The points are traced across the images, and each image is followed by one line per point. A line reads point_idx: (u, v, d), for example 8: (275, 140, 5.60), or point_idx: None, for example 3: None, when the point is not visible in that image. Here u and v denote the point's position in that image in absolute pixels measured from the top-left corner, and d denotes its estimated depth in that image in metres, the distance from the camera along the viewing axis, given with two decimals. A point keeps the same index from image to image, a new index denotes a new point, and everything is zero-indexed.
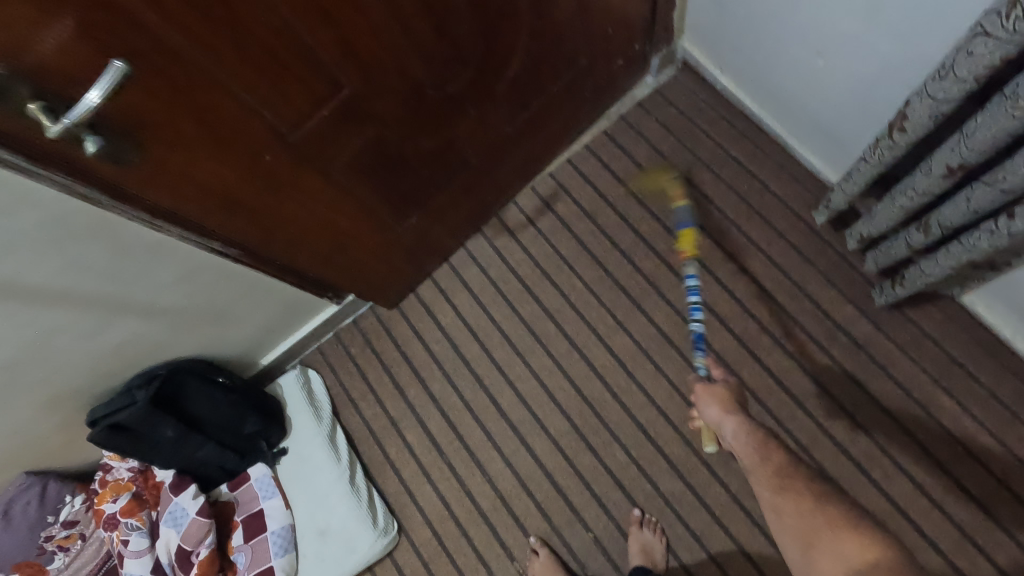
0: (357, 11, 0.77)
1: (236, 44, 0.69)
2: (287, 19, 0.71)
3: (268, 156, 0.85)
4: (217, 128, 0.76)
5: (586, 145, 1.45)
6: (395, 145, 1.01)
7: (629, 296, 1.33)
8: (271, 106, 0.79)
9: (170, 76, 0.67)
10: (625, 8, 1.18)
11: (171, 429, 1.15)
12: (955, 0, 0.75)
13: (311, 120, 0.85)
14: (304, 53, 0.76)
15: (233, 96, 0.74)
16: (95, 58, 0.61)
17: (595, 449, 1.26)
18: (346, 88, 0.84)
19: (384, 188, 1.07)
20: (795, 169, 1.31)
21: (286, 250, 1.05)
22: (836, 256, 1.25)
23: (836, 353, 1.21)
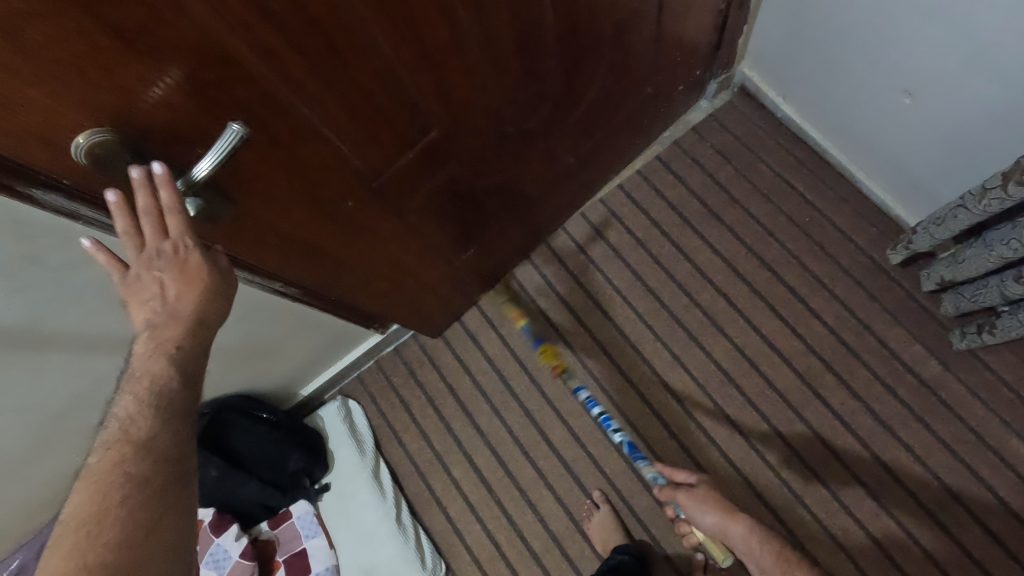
0: (455, 50, 0.72)
1: (336, 91, 0.64)
2: (389, 63, 0.66)
3: (351, 202, 0.81)
4: (308, 176, 0.72)
5: (638, 170, 1.41)
6: (467, 182, 0.97)
7: (686, 330, 1.29)
8: (361, 149, 0.74)
9: (270, 128, 0.62)
10: (695, 36, 1.13)
11: (215, 468, 1.14)
12: None
13: (396, 162, 0.81)
14: (400, 96, 0.71)
15: (329, 144, 0.70)
16: (203, 114, 0.56)
17: (653, 490, 1.22)
18: (434, 129, 0.80)
19: (450, 223, 1.03)
20: (859, 201, 1.27)
21: (347, 291, 1.00)
22: (903, 293, 1.21)
23: (904, 395, 1.17)
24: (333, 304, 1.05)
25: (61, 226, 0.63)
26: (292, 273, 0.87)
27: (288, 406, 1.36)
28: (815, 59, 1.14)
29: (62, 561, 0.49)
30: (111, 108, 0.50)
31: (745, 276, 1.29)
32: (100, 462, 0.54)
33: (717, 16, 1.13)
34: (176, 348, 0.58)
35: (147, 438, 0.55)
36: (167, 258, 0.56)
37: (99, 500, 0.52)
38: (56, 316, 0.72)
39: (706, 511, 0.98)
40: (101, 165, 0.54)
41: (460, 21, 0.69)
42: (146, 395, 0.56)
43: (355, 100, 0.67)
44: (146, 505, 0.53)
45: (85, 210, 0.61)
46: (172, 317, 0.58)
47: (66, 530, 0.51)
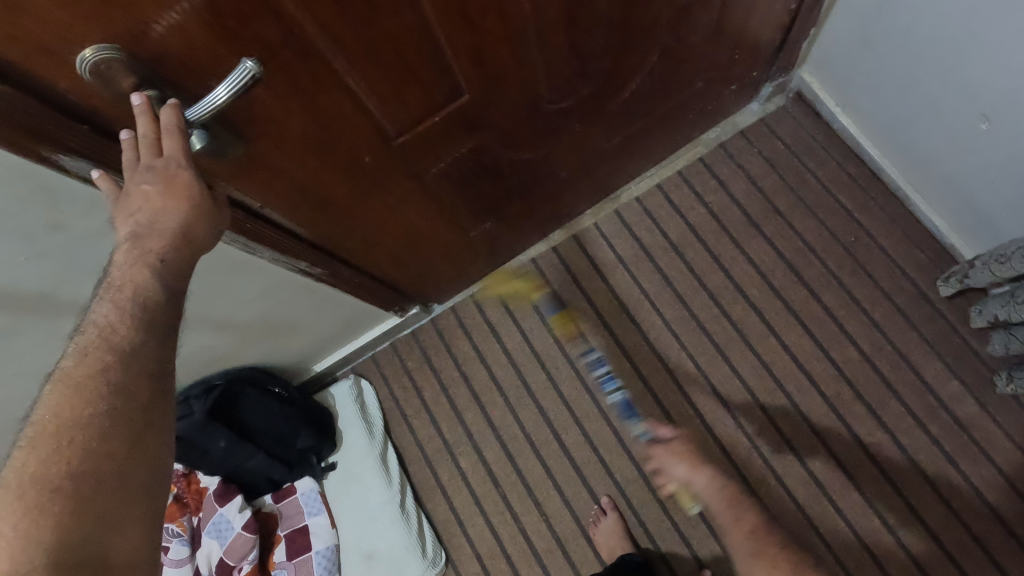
0: (500, 14, 0.64)
1: (364, 36, 0.56)
2: (424, 14, 0.58)
3: (368, 157, 0.73)
4: (327, 127, 0.64)
5: (678, 171, 1.35)
6: (494, 154, 0.90)
7: (714, 342, 1.25)
8: (387, 108, 0.67)
9: (291, 72, 0.55)
10: (759, 33, 1.06)
11: (224, 440, 1.10)
12: None
13: (420, 126, 0.73)
14: (435, 55, 0.64)
15: (352, 95, 0.62)
16: (224, 48, 0.50)
17: (663, 502, 1.19)
18: (466, 93, 0.72)
19: (471, 193, 0.97)
20: (910, 225, 1.21)
21: (359, 253, 0.95)
22: (945, 325, 1.16)
23: (935, 431, 1.12)
24: (356, 275, 1.01)
25: (82, 190, 0.59)
26: (315, 233, 0.83)
27: (299, 380, 1.34)
28: (884, 67, 1.06)
29: (35, 471, 0.42)
30: (121, 25, 0.44)
31: (781, 292, 1.24)
32: (77, 367, 0.46)
33: (786, 16, 1.06)
34: (160, 260, 0.50)
35: (134, 350, 0.48)
36: (157, 172, 0.50)
37: (82, 408, 0.45)
38: (32, 280, 0.66)
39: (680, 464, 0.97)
40: (106, 86, 0.48)
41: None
42: (129, 304, 0.48)
43: (384, 51, 0.59)
44: (132, 420, 0.46)
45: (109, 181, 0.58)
46: (156, 229, 0.50)
47: (37, 437, 0.44)
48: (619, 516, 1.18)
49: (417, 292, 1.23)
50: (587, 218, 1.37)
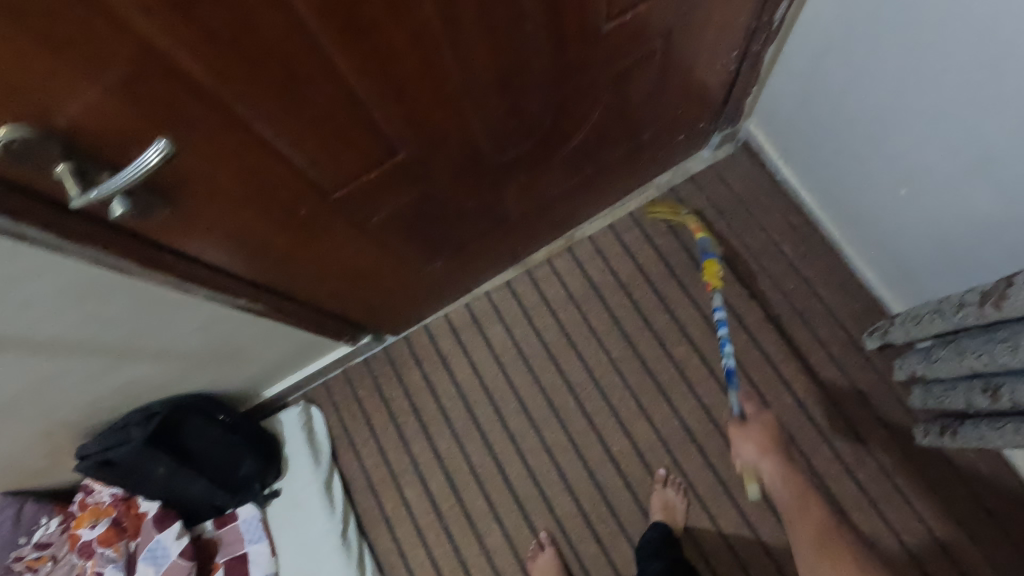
0: (433, 87, 0.66)
1: (289, 107, 0.58)
2: (351, 87, 0.59)
3: (303, 211, 0.75)
4: (257, 184, 0.65)
5: (630, 212, 1.39)
6: (437, 201, 0.92)
7: (657, 382, 1.28)
8: (320, 167, 0.68)
9: (217, 141, 0.57)
10: (703, 91, 1.11)
11: (163, 467, 1.10)
12: None
13: (356, 180, 0.74)
14: (366, 121, 0.65)
15: (283, 159, 0.64)
16: (142, 121, 0.51)
17: (599, 538, 1.22)
18: (401, 151, 0.74)
19: (416, 238, 0.99)
20: (847, 276, 1.26)
21: (302, 290, 0.96)
22: (875, 374, 1.21)
23: (862, 477, 1.16)
24: (300, 309, 1.02)
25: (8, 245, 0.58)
26: (253, 274, 0.84)
27: (246, 407, 1.34)
28: (819, 130, 1.12)
29: None
30: (32, 104, 0.45)
31: None
32: None
33: (729, 76, 1.10)
34: None
35: None
36: None
37: None
38: None
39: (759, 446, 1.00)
40: (20, 160, 0.49)
41: (439, 61, 0.63)
42: None
43: (311, 119, 0.61)
44: None
45: (33, 230, 0.57)
46: None
47: None
48: (557, 551, 1.20)
49: (368, 324, 1.24)
50: (541, 254, 1.40)
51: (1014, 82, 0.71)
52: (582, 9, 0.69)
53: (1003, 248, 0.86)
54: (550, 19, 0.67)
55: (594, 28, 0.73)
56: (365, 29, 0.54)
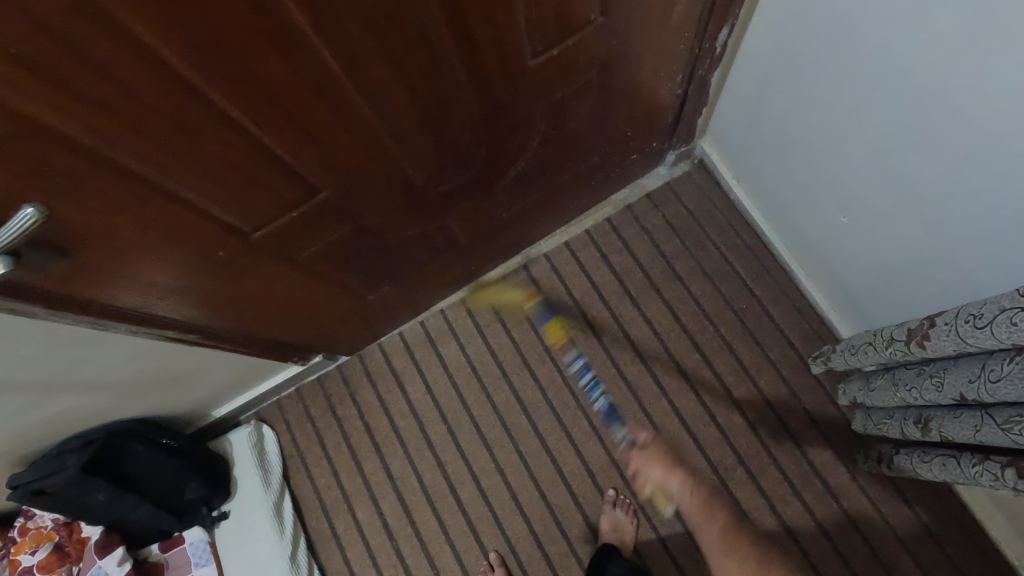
0: (349, 130, 0.65)
1: (189, 160, 0.56)
2: (257, 136, 0.58)
3: (223, 252, 0.73)
4: (167, 234, 0.64)
5: (586, 229, 1.39)
6: (374, 233, 0.90)
7: (610, 402, 1.28)
8: (234, 211, 0.67)
9: (111, 195, 0.54)
10: (651, 114, 1.10)
11: (104, 493, 1.07)
12: (1010, 239, 0.72)
13: (277, 220, 0.73)
14: (278, 165, 0.64)
15: (191, 206, 0.62)
16: (19, 187, 0.48)
17: (550, 559, 1.22)
18: (324, 192, 0.73)
19: (356, 267, 0.98)
20: (797, 297, 1.26)
21: (238, 322, 0.94)
22: (824, 395, 1.22)
23: (809, 499, 1.17)
24: (238, 339, 1.01)
25: None
26: (180, 312, 0.82)
27: (193, 429, 1.31)
28: (767, 153, 1.12)
29: None
30: None
31: (675, 355, 1.28)
32: None
33: (676, 99, 1.10)
34: None
35: None
36: None
37: None
38: None
39: None
40: None
41: (350, 107, 0.62)
42: None
43: (217, 169, 0.59)
44: None
45: None
46: None
47: None
48: (506, 572, 1.20)
49: (317, 347, 1.23)
50: (496, 272, 1.39)
51: (943, 118, 0.72)
52: (503, 49, 0.68)
53: (937, 279, 0.87)
54: (469, 60, 0.67)
55: (519, 64, 0.73)
56: (260, 81, 0.52)
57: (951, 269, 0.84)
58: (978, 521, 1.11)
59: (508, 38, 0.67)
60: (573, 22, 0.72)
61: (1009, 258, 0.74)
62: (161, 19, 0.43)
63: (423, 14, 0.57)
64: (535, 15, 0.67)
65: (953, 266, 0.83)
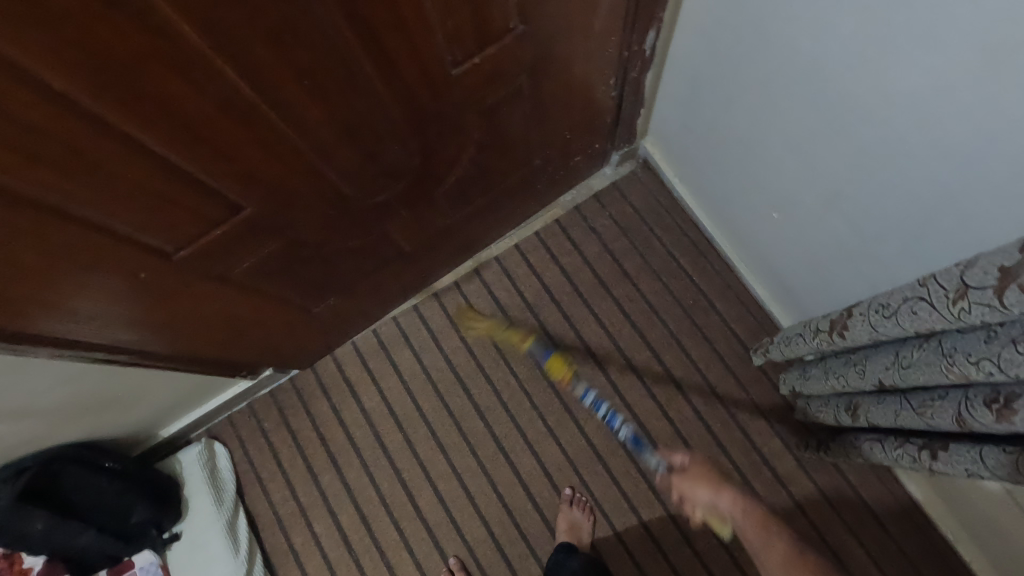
0: (265, 144, 0.65)
1: (89, 181, 0.55)
2: (165, 154, 0.58)
3: (146, 273, 0.71)
4: (78, 258, 0.62)
5: (536, 232, 1.39)
6: (310, 246, 0.89)
7: (564, 402, 1.29)
8: (151, 231, 0.66)
9: (10, 223, 0.53)
10: (589, 116, 1.12)
11: (41, 521, 1.04)
12: (920, 230, 0.75)
13: (201, 239, 0.72)
14: (192, 182, 0.63)
15: (101, 228, 0.61)
16: None
17: (510, 562, 1.22)
18: (248, 208, 0.72)
19: (295, 280, 0.96)
20: (741, 290, 1.30)
21: (175, 343, 0.92)
22: (769, 386, 1.25)
23: (759, 487, 1.20)
24: (178, 359, 0.98)
25: None
26: (106, 336, 0.80)
27: (142, 450, 1.28)
28: (704, 152, 1.15)
29: None
30: None
31: (626, 353, 1.30)
32: None
33: (612, 101, 1.12)
34: None
35: None
36: None
37: None
38: None
39: (698, 489, 0.93)
40: None
41: (261, 121, 0.61)
42: None
43: (123, 188, 0.58)
44: None
45: None
46: None
47: None
48: None
49: (266, 362, 1.21)
50: (448, 278, 1.39)
51: (852, 116, 0.75)
52: (420, 57, 0.69)
53: (863, 272, 0.90)
54: (384, 69, 0.67)
55: (440, 71, 0.73)
56: (159, 97, 0.52)
57: (874, 261, 0.87)
58: (917, 499, 1.15)
59: (423, 47, 0.67)
60: (492, 29, 0.73)
61: (920, 247, 0.77)
62: (38, 41, 0.42)
63: (328, 26, 0.57)
64: (450, 24, 0.68)
65: (876, 259, 0.86)
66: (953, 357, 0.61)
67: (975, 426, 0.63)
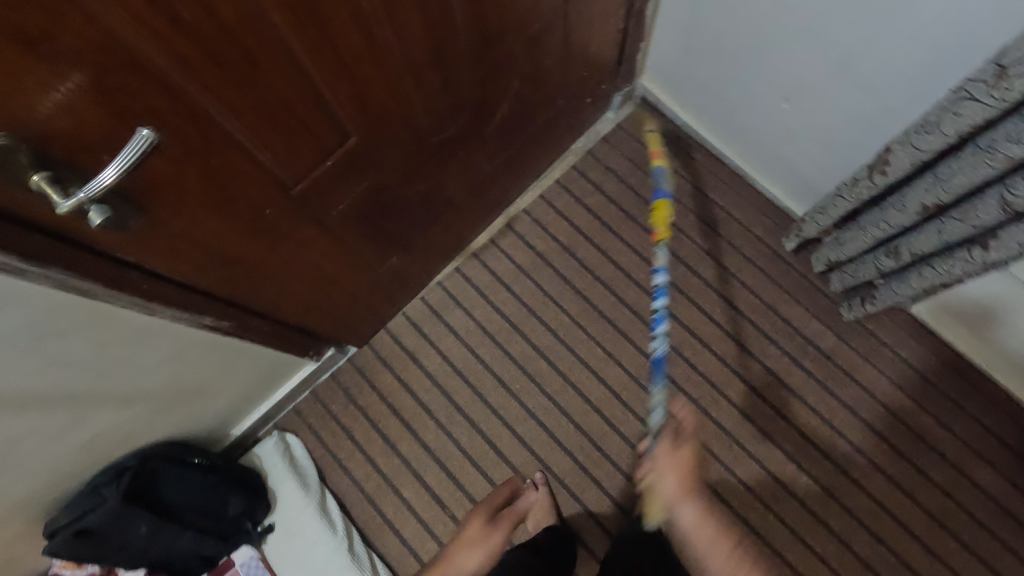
0: (375, 62, 0.70)
1: (250, 96, 0.59)
2: (306, 71, 0.62)
3: (269, 211, 0.74)
4: (225, 187, 0.65)
5: (557, 180, 1.48)
6: (389, 189, 0.94)
7: (616, 326, 1.36)
8: (282, 161, 0.69)
9: (186, 138, 0.57)
10: (601, 53, 1.22)
11: (145, 525, 1.02)
12: (930, 73, 0.86)
13: (315, 173, 0.76)
14: (319, 104, 0.67)
15: (249, 154, 0.65)
16: (115, 121, 0.51)
17: (599, 483, 1.27)
18: (353, 136, 0.76)
19: (373, 230, 1.00)
20: (754, 197, 1.41)
21: (267, 304, 0.94)
22: (798, 275, 1.36)
23: (809, 365, 1.31)
24: (264, 327, 1.00)
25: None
26: (219, 291, 0.82)
27: (218, 450, 1.27)
28: (706, 70, 1.26)
29: None
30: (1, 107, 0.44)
31: None
32: None
33: (619, 36, 1.22)
34: None
35: None
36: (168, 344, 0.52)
37: None
38: None
39: (675, 482, 0.88)
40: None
41: (379, 37, 0.67)
42: None
43: (273, 107, 0.62)
44: None
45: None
46: None
47: None
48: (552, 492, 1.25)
49: (332, 335, 1.22)
50: (483, 237, 1.45)
51: None
52: None
53: (877, 134, 1.01)
54: None
55: None
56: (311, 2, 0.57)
57: (887, 120, 0.98)
58: (951, 345, 1.28)
59: None
60: None
61: (932, 88, 0.88)
62: None
63: None
64: None
65: (889, 116, 0.97)
66: (994, 146, 0.72)
67: (1019, 206, 0.74)
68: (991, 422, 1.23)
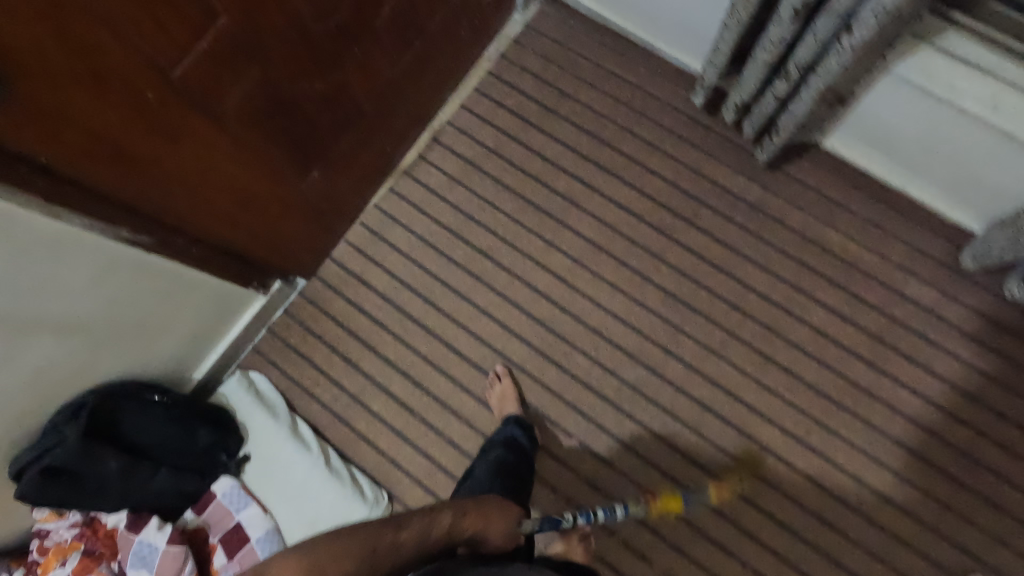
0: None
1: None
2: None
3: (149, 94, 0.77)
4: (87, 57, 0.68)
5: (474, 87, 1.49)
6: (287, 85, 0.96)
7: (552, 215, 1.40)
8: (145, 35, 0.72)
9: None
10: None
11: (115, 462, 1.05)
12: None
13: (190, 54, 0.78)
14: None
15: (103, 20, 0.68)
16: None
17: (558, 363, 1.32)
18: (223, 14, 0.79)
19: (283, 135, 1.01)
20: (666, 70, 1.44)
21: (184, 216, 0.96)
22: (717, 136, 1.40)
23: (740, 219, 1.35)
24: (191, 242, 1.02)
25: None
26: (126, 194, 0.85)
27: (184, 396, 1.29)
28: None
29: None
30: None
31: (590, 157, 1.42)
32: None
33: None
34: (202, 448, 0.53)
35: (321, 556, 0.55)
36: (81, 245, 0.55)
37: None
38: None
39: None
40: None
41: None
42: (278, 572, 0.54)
43: None
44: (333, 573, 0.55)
45: None
46: None
47: None
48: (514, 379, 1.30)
49: (272, 262, 1.24)
50: (411, 154, 1.46)
51: None
52: None
53: None
54: None
55: None
56: None
57: None
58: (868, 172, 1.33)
59: None
60: None
61: None
62: None
63: None
64: None
65: None
66: None
67: None
68: (914, 240, 1.29)
